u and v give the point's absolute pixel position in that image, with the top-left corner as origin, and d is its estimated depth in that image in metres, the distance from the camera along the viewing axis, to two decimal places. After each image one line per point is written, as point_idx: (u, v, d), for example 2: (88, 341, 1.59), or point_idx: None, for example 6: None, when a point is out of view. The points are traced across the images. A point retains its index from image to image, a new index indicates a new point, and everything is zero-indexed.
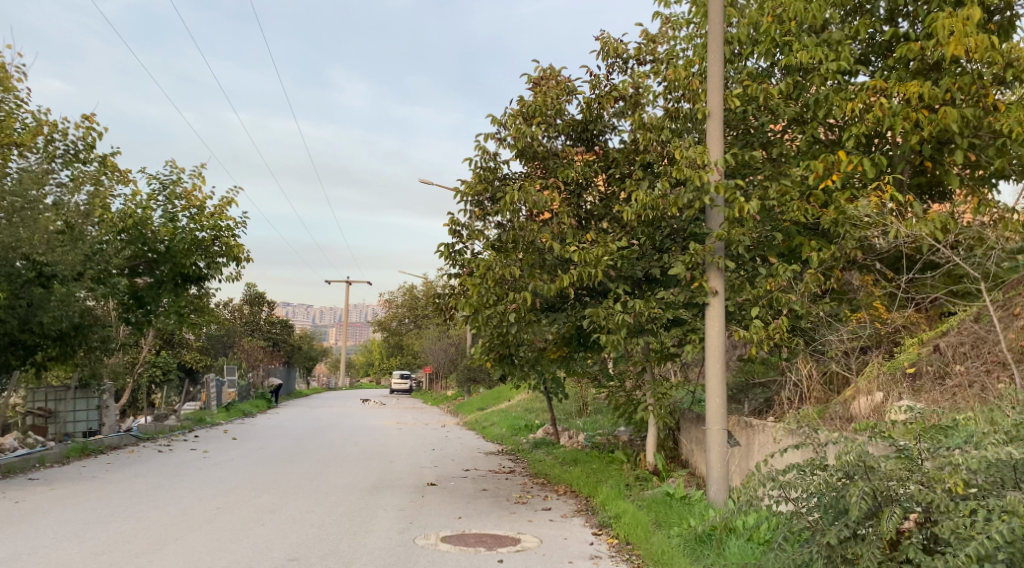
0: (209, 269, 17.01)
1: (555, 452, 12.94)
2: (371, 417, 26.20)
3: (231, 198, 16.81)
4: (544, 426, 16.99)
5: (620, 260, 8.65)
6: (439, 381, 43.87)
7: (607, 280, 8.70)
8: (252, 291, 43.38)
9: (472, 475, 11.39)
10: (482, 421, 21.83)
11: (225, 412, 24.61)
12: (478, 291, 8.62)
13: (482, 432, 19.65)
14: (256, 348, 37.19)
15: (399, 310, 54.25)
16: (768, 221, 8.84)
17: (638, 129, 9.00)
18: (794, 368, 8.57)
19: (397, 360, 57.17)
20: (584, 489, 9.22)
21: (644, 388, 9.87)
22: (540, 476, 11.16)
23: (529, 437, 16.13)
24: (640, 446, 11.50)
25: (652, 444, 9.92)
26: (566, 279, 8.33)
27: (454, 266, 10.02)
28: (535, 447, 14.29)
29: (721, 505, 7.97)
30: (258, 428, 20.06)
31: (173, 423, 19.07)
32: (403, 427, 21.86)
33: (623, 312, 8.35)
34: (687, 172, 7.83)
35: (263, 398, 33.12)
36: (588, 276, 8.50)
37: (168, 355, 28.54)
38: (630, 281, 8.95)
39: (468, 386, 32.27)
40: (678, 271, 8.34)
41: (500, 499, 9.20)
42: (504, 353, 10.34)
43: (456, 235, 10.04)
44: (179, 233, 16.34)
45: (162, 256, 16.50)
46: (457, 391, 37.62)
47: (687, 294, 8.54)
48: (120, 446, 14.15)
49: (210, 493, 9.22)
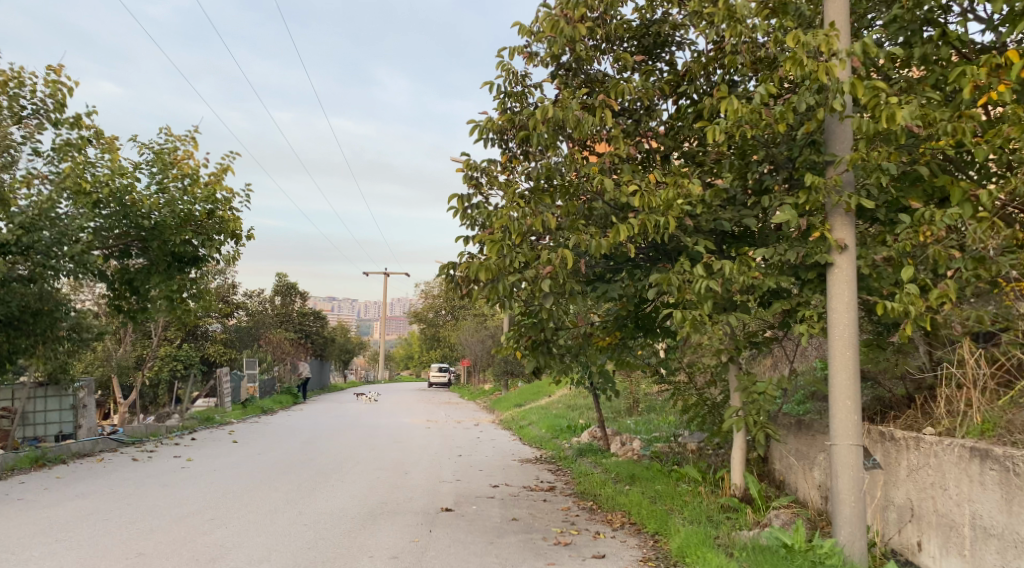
0: (204, 248, 14.83)
1: (605, 463, 10.49)
2: (400, 414, 24.03)
3: (228, 166, 14.62)
4: (590, 427, 14.53)
5: (698, 207, 6.13)
6: (477, 374, 41.63)
7: (681, 236, 6.19)
8: (283, 282, 41.72)
9: (502, 495, 9.00)
10: (520, 419, 19.41)
11: (241, 409, 22.72)
12: (501, 250, 6.08)
13: (518, 433, 17.24)
14: (284, 341, 35.39)
15: (436, 301, 52.13)
16: (908, 149, 6.26)
17: (724, 23, 6.45)
18: (955, 358, 5.99)
19: (436, 353, 55.13)
20: (650, 526, 6.79)
21: (729, 386, 7.36)
22: (588, 498, 8.73)
23: (572, 440, 13.71)
24: (716, 461, 8.98)
25: (741, 460, 7.41)
26: (623, 232, 5.82)
27: (472, 227, 7.59)
28: (581, 454, 11.85)
29: (858, 558, 5.50)
30: (270, 429, 18.01)
31: (174, 423, 17.08)
32: (431, 426, 19.57)
33: (706, 279, 5.85)
34: (807, 65, 5.28)
35: (290, 393, 31.25)
36: (654, 229, 6.02)
37: (189, 348, 26.83)
38: (712, 238, 6.43)
39: (506, 379, 29.91)
40: (788, 219, 5.80)
41: (535, 536, 6.81)
42: (539, 342, 7.89)
43: (473, 185, 7.60)
44: (167, 205, 14.22)
45: (149, 233, 14.34)
46: (494, 385, 35.36)
47: (798, 252, 6.00)
48: (93, 452, 12.12)
49: (153, 524, 7.01)
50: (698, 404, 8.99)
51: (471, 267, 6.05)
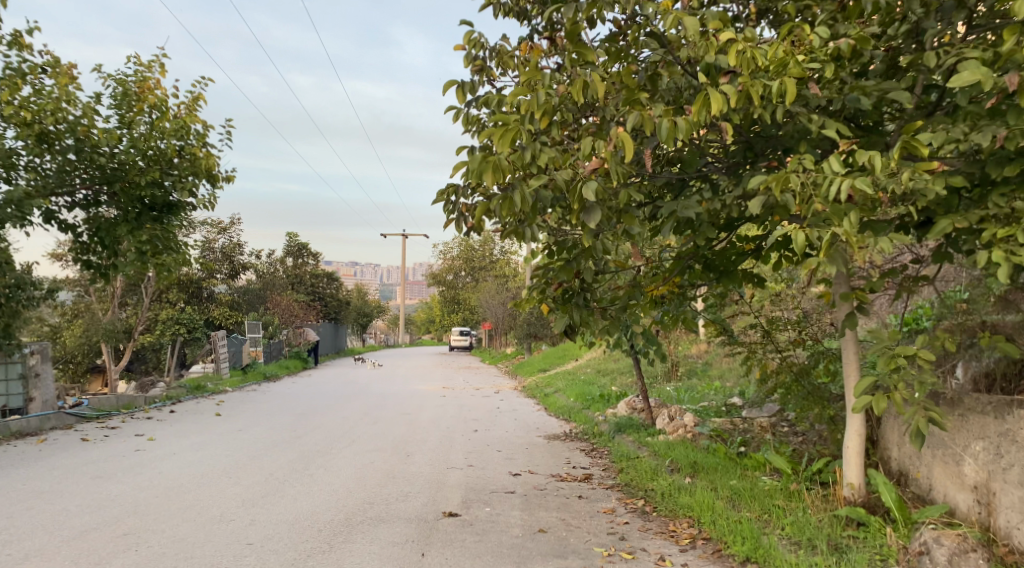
0: (177, 193, 12.82)
1: (654, 445, 8.43)
2: (414, 380, 22.11)
3: (201, 95, 12.49)
4: (627, 395, 12.47)
5: (827, 69, 3.93)
6: (497, 337, 39.64)
7: (798, 114, 3.99)
8: (294, 242, 39.93)
9: (524, 490, 7.01)
10: (543, 386, 17.42)
11: (241, 375, 21.02)
12: (517, 142, 3.79)
13: (543, 401, 15.24)
14: (295, 304, 33.67)
15: (455, 262, 49.87)
16: None
17: None
18: None
19: (456, 316, 53.29)
20: (736, 549, 4.78)
21: (848, 350, 5.22)
22: (636, 494, 6.70)
23: (606, 412, 11.66)
24: (806, 448, 6.90)
25: (861, 453, 5.31)
26: (715, 103, 3.65)
27: (478, 129, 5.44)
28: (619, 431, 9.81)
29: None
30: (267, 398, 16.19)
31: (159, 393, 15.31)
32: (446, 394, 17.69)
33: (847, 179, 3.70)
34: None
35: (300, 358, 29.53)
36: (760, 100, 3.81)
37: (193, 311, 25.12)
38: (840, 121, 4.23)
39: (528, 342, 27.90)
40: (983, 77, 3.57)
41: (571, 562, 4.79)
42: (574, 293, 5.79)
43: (477, 69, 5.44)
44: (129, 141, 12.33)
45: (109, 173, 12.46)
46: (516, 350, 33.38)
47: (991, 133, 3.75)
48: (42, 429, 10.30)
49: (38, 544, 5.06)
50: (778, 373, 6.87)
51: (470, 163, 3.79)
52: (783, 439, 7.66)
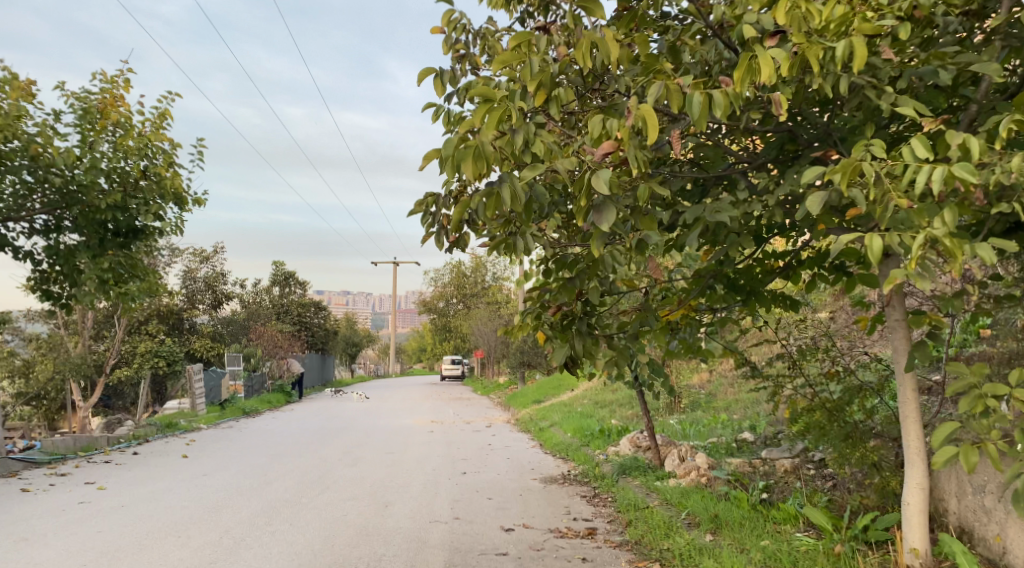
0: (141, 216, 11.91)
1: (665, 491, 7.49)
2: (403, 413, 21.05)
3: (167, 111, 11.58)
4: (629, 431, 11.52)
5: (901, 30, 3.08)
6: (490, 366, 38.60)
7: (863, 89, 3.14)
8: (281, 271, 38.96)
9: (518, 550, 6.05)
10: (538, 419, 16.45)
11: (219, 411, 19.91)
12: (505, 127, 2.90)
13: (538, 436, 14.26)
14: (281, 334, 32.56)
15: (446, 289, 48.73)
16: None
17: None
18: None
19: (447, 344, 52.14)
20: None
21: (908, 389, 4.33)
22: (649, 555, 5.76)
23: (607, 450, 10.69)
24: (843, 497, 5.98)
25: (923, 515, 4.39)
26: (764, 68, 2.77)
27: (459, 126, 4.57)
28: (623, 473, 8.86)
29: None
30: (243, 435, 15.14)
31: (125, 432, 14.25)
32: (435, 428, 16.67)
33: (938, 166, 2.83)
34: None
35: (285, 391, 28.40)
36: (819, 66, 2.94)
37: (171, 343, 24.04)
38: (910, 105, 3.38)
39: (522, 371, 26.87)
40: None
41: None
42: (574, 318, 4.90)
43: (457, 56, 4.58)
44: (89, 162, 11.40)
45: (67, 195, 11.53)
46: (510, 379, 32.31)
47: None
48: None
49: None
50: (810, 409, 5.97)
51: (444, 151, 2.90)
52: (813, 485, 6.74)
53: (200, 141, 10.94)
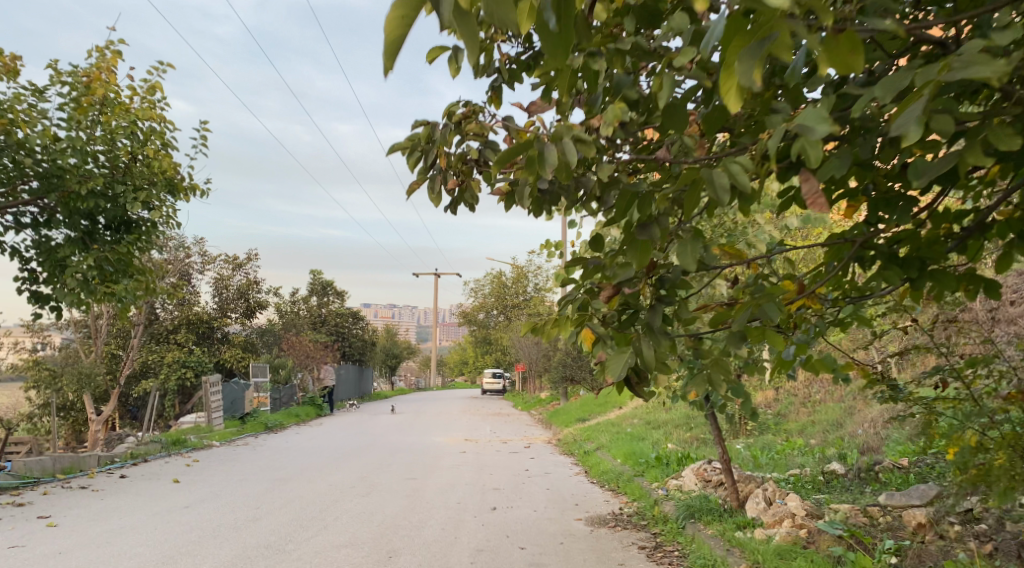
0: (128, 205, 10.51)
1: (755, 550, 5.57)
2: (436, 430, 19.34)
3: (158, 85, 10.18)
4: (690, 458, 9.64)
5: None
6: (532, 380, 36.60)
7: None
8: (317, 280, 37.76)
9: None
10: (582, 440, 14.58)
11: (238, 425, 18.42)
12: None
13: (582, 461, 12.43)
14: (314, 344, 31.19)
15: (487, 300, 46.86)
16: None
17: None
18: None
19: (488, 357, 50.29)
20: None
21: None
22: None
23: (666, 483, 8.83)
24: None
25: None
26: None
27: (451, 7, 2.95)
28: (691, 518, 6.97)
29: None
30: (254, 455, 13.60)
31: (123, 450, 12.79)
32: (468, 448, 14.93)
33: None
34: None
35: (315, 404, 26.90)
36: None
37: (195, 352, 22.78)
38: None
39: (564, 386, 24.90)
40: None
41: None
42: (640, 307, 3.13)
43: None
44: (67, 141, 9.96)
45: (44, 180, 10.08)
46: (552, 393, 30.36)
47: None
48: None
49: None
50: (985, 449, 4.05)
51: None
52: (974, 553, 4.76)
53: (201, 124, 10.01)
